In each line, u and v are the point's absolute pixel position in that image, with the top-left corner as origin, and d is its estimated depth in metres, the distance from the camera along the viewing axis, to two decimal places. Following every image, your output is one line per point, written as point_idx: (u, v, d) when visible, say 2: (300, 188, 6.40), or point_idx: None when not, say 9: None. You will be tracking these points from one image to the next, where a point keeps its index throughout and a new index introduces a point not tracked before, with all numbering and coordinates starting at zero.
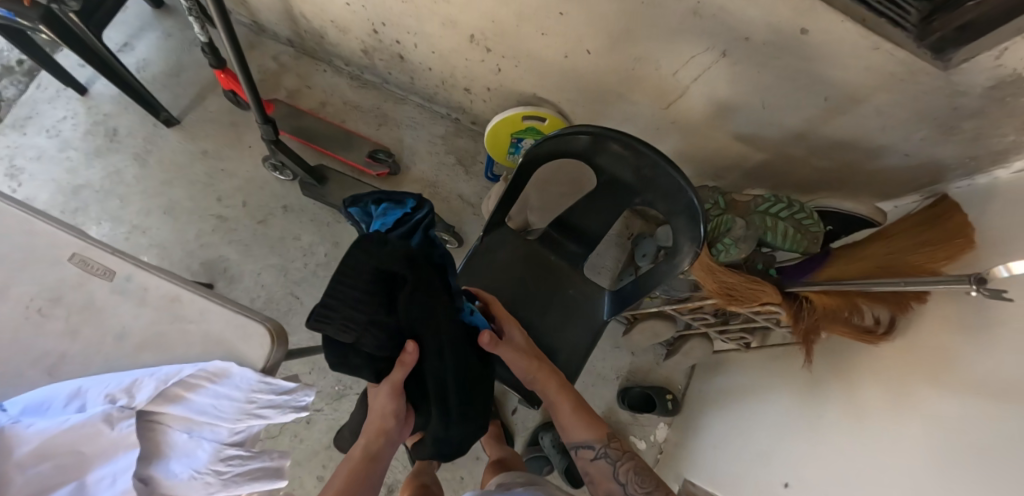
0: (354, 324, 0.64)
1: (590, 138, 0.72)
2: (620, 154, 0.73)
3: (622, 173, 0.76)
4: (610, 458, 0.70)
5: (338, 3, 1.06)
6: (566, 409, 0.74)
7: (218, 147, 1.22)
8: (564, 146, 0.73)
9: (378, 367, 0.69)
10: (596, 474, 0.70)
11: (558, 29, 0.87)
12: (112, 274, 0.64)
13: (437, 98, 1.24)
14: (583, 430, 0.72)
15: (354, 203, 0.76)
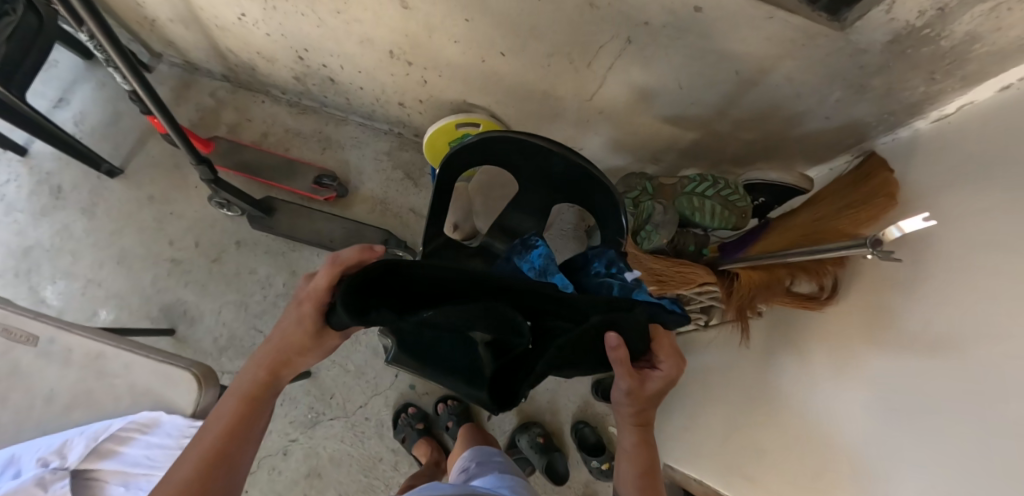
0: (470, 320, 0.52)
1: (484, 150, 0.69)
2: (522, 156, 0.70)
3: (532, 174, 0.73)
4: None
5: (258, 35, 1.06)
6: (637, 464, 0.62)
7: (165, 191, 1.23)
8: (459, 162, 0.70)
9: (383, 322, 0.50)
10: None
11: (468, 35, 0.87)
12: (36, 339, 0.64)
13: (375, 115, 1.24)
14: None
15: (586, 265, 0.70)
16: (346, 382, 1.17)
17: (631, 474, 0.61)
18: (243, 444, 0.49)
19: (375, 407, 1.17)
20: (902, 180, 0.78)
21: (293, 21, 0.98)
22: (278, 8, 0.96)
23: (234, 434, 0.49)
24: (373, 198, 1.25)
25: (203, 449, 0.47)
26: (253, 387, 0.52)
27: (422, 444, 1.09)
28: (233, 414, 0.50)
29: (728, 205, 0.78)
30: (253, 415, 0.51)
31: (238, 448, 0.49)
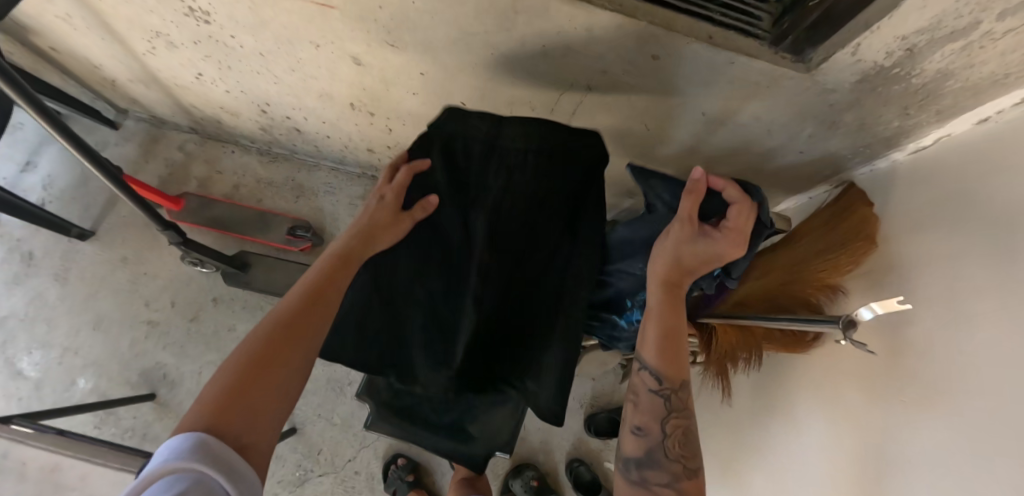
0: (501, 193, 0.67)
1: None
2: None
3: None
4: (668, 403, 0.58)
5: (217, 91, 1.04)
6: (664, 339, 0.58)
7: (137, 251, 1.20)
8: None
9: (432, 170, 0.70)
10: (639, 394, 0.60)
11: (425, 87, 0.85)
12: None
13: (346, 160, 1.21)
14: (657, 355, 0.58)
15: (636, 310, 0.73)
16: (333, 436, 1.15)
17: (653, 334, 0.59)
18: (315, 313, 0.60)
19: (363, 460, 1.15)
20: (880, 214, 0.75)
21: (250, 78, 0.95)
22: (234, 68, 0.93)
23: (313, 296, 0.61)
24: None
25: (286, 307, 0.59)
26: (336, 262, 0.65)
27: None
28: (318, 278, 0.62)
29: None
30: (330, 287, 0.63)
31: (313, 314, 0.60)
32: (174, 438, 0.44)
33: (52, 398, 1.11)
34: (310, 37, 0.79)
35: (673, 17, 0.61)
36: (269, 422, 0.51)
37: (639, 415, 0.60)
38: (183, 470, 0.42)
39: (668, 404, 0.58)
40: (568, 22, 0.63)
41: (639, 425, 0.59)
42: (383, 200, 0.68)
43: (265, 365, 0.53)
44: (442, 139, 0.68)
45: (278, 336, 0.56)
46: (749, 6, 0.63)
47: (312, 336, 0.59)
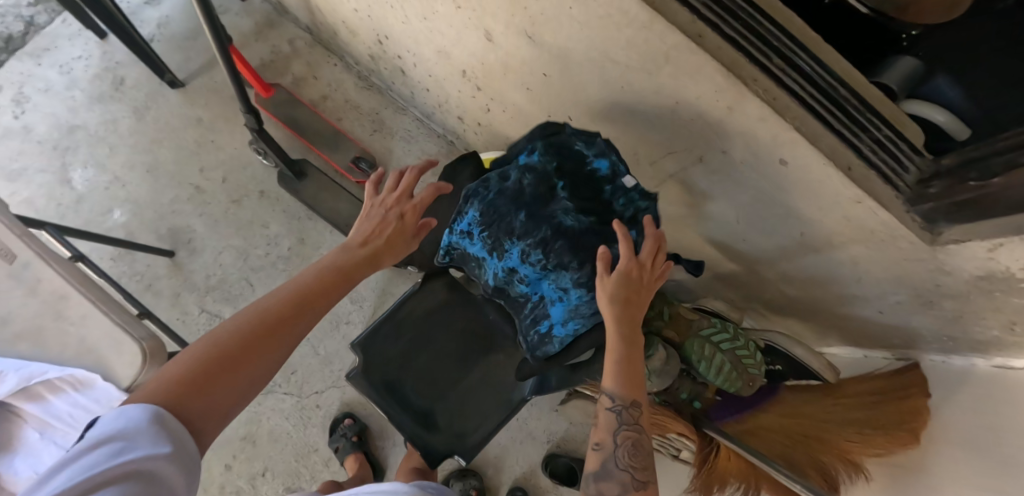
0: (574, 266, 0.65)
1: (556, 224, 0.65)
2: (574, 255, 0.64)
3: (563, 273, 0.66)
4: (621, 418, 0.56)
5: (347, 8, 1.04)
6: (623, 370, 0.57)
7: (213, 119, 1.23)
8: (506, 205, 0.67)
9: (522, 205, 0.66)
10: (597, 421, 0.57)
11: (542, 89, 0.83)
12: (12, 258, 0.64)
13: (434, 117, 1.19)
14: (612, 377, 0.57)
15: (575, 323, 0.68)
16: (311, 364, 1.16)
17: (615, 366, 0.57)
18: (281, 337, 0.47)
19: (328, 398, 1.16)
20: (934, 409, 0.70)
21: (382, 9, 0.95)
22: None
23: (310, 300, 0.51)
24: None
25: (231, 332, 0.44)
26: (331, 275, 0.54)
27: (351, 459, 1.06)
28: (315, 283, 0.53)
29: (737, 358, 0.73)
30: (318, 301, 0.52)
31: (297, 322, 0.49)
32: (133, 407, 0.37)
33: (86, 217, 1.16)
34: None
35: (820, 134, 0.57)
36: (184, 468, 0.36)
37: (596, 433, 0.58)
38: (138, 435, 0.35)
39: (619, 419, 0.56)
40: (714, 93, 0.60)
41: (598, 441, 0.58)
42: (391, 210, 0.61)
43: (182, 396, 0.39)
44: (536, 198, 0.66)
45: (213, 361, 0.42)
46: (901, 154, 0.58)
47: (270, 358, 0.45)
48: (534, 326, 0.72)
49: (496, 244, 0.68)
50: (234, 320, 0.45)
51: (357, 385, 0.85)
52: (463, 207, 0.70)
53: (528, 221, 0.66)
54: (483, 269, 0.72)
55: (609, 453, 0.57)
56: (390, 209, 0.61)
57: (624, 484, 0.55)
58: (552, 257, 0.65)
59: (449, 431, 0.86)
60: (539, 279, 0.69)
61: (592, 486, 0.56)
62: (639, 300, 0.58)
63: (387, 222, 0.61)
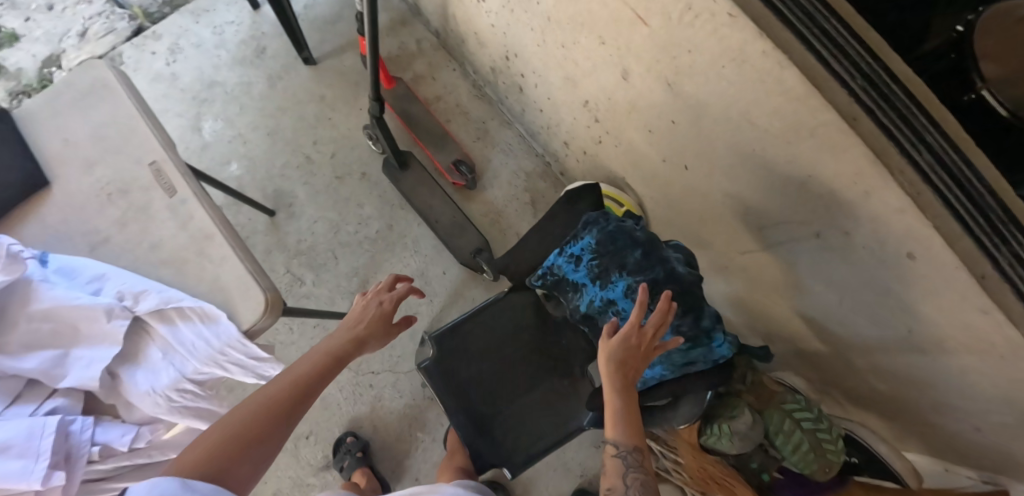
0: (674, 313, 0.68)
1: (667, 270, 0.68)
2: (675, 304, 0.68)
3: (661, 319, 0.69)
4: (626, 462, 0.59)
5: (485, 22, 1.10)
6: (624, 421, 0.59)
7: (334, 99, 1.32)
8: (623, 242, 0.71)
9: (637, 247, 0.70)
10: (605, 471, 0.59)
11: (665, 134, 0.86)
12: (174, 193, 0.70)
13: (538, 136, 1.24)
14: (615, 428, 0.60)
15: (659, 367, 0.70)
16: None
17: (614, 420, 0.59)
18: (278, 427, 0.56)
19: (381, 380, 1.20)
20: None
21: (520, 29, 1.01)
22: (515, 14, 0.98)
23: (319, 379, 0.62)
24: (491, 204, 1.26)
25: (239, 423, 0.53)
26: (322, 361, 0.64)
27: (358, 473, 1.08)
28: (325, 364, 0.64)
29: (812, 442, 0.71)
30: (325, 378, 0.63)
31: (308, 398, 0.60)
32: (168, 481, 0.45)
33: (207, 164, 1.27)
34: (604, 33, 0.82)
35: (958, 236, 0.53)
36: None
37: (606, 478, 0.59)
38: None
39: (625, 465, 0.58)
40: (854, 174, 0.60)
41: (607, 486, 0.59)
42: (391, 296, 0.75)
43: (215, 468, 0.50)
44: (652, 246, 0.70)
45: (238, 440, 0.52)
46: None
47: (274, 443, 0.55)
48: None
49: (602, 273, 0.73)
50: (245, 406, 0.55)
51: (427, 376, 0.90)
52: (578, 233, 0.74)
53: (642, 259, 0.69)
54: (580, 295, 0.76)
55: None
56: (371, 299, 0.74)
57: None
58: (656, 299, 0.69)
59: (499, 443, 0.88)
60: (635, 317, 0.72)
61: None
62: (634, 363, 0.61)
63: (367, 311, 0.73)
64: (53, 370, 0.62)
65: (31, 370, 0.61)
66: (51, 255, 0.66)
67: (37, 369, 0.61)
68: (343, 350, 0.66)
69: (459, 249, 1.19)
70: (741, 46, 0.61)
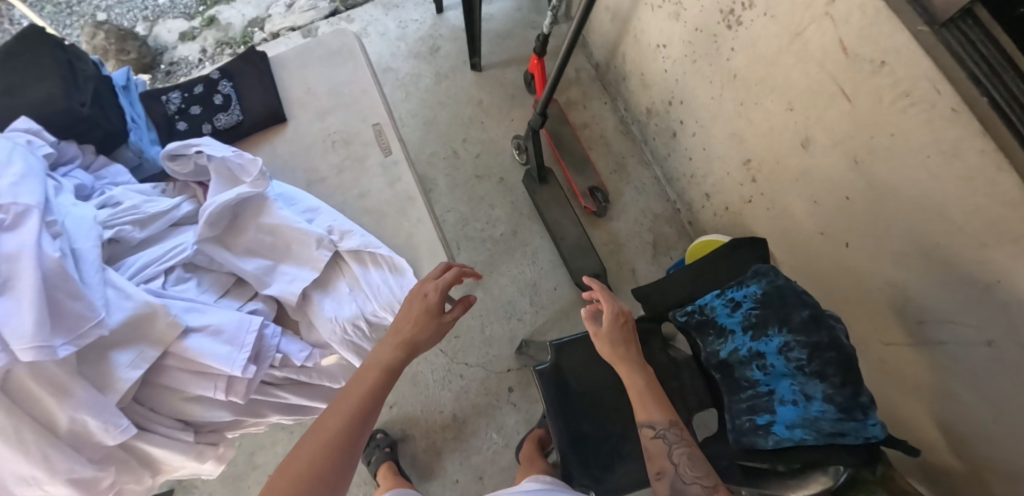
0: (831, 381, 0.70)
1: (831, 338, 0.71)
2: (835, 373, 0.70)
3: (814, 383, 0.71)
4: (667, 439, 0.72)
5: (658, 67, 1.16)
6: (652, 399, 0.75)
7: (490, 106, 1.43)
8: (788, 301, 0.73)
9: (804, 309, 0.72)
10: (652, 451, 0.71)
11: (834, 208, 0.86)
12: (389, 153, 0.80)
13: (676, 182, 1.28)
14: (650, 409, 0.74)
15: (798, 431, 0.70)
16: (473, 339, 1.29)
17: (643, 397, 0.75)
18: (345, 452, 0.58)
19: (471, 373, 1.28)
20: None
21: (696, 80, 1.06)
22: (696, 66, 1.04)
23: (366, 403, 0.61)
24: (614, 236, 1.31)
25: (301, 464, 0.56)
26: (373, 377, 0.63)
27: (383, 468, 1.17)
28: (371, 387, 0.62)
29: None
30: (373, 401, 0.62)
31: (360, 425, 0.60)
32: None
33: None
34: (796, 101, 0.85)
35: None
36: None
37: (655, 463, 0.71)
38: None
39: (668, 441, 0.71)
40: None
41: (658, 470, 0.71)
42: (429, 296, 0.66)
43: None
44: (818, 311, 0.73)
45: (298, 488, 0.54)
46: None
47: (342, 472, 0.57)
48: (748, 413, 0.76)
49: (759, 324, 0.75)
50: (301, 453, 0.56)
51: (540, 380, 0.93)
52: (744, 280, 0.76)
53: (809, 321, 0.72)
54: (725, 340, 0.79)
55: (674, 475, 0.69)
56: (412, 297, 0.67)
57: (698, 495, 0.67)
58: (814, 362, 0.71)
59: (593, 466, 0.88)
60: (782, 375, 0.73)
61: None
62: (619, 345, 0.80)
63: (411, 310, 0.66)
64: (264, 278, 0.71)
65: (249, 272, 0.70)
66: (279, 183, 0.76)
67: (254, 274, 0.70)
68: (394, 359, 0.64)
69: (577, 269, 1.24)
70: (960, 139, 0.62)
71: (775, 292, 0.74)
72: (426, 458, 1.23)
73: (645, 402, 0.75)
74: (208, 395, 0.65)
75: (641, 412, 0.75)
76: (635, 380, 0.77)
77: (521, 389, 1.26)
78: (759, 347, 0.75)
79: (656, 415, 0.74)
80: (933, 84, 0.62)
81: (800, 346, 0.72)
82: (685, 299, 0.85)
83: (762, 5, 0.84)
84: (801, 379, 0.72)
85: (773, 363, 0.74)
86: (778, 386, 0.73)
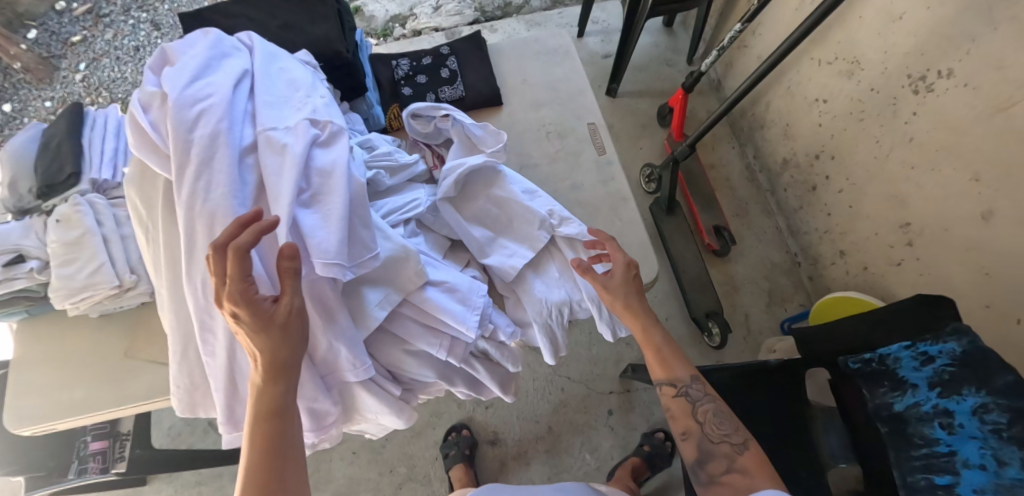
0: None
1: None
2: None
3: (1010, 450, 0.68)
4: (689, 399, 0.62)
5: (811, 121, 1.20)
6: (672, 357, 0.65)
7: (621, 131, 1.50)
8: (986, 363, 0.74)
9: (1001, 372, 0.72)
10: (674, 410, 0.62)
11: (1007, 284, 0.85)
12: (603, 153, 0.83)
13: (802, 236, 1.30)
14: (670, 365, 0.65)
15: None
16: (579, 354, 1.30)
17: (660, 355, 0.65)
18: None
19: (572, 387, 1.28)
20: None
21: (857, 137, 1.08)
22: (861, 124, 1.07)
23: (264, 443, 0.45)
24: (731, 278, 1.33)
25: None
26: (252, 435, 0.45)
27: (458, 468, 1.15)
28: (256, 430, 0.45)
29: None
30: (267, 437, 0.45)
31: (276, 464, 0.44)
32: None
33: None
34: (984, 173, 0.85)
35: None
36: None
37: (677, 426, 0.63)
38: None
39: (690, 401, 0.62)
40: None
41: (682, 432, 0.63)
42: (231, 313, 0.45)
43: None
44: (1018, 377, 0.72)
45: None
46: None
47: None
48: (925, 471, 0.74)
49: (951, 382, 0.76)
50: None
51: None
52: (941, 337, 0.79)
53: (1010, 386, 0.71)
54: (904, 393, 0.79)
55: (700, 435, 0.61)
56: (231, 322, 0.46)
57: (727, 454, 0.59)
58: (1015, 429, 0.69)
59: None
60: (971, 436, 0.72)
61: (704, 473, 0.60)
62: (620, 295, 0.65)
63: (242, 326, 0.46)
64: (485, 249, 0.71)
65: (475, 240, 0.71)
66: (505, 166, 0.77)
67: (479, 243, 0.71)
68: (265, 382, 0.46)
69: (695, 302, 1.26)
70: None
71: (969, 350, 0.76)
72: (516, 466, 1.22)
73: (666, 359, 0.65)
74: (430, 352, 0.64)
75: (655, 366, 0.65)
76: (642, 331, 0.65)
77: (621, 412, 1.25)
78: (945, 404, 0.75)
79: (681, 373, 0.64)
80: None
81: (997, 409, 0.71)
82: (859, 347, 0.86)
83: (962, 75, 0.86)
84: (995, 443, 0.70)
85: (962, 423, 0.73)
86: (964, 446, 0.72)
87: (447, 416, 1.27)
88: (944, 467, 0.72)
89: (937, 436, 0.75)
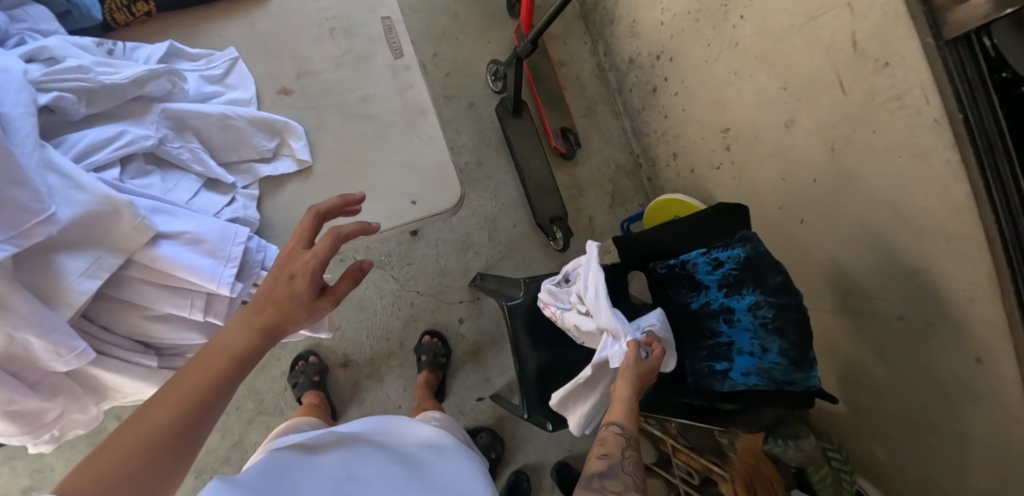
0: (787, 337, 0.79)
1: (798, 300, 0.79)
2: (794, 332, 0.78)
3: (771, 342, 0.79)
4: (626, 446, 0.66)
5: (654, 17, 1.13)
6: (633, 414, 0.68)
7: (466, 21, 1.33)
8: (763, 262, 0.81)
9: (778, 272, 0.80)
10: (608, 445, 0.66)
11: (796, 185, 0.95)
12: (400, 56, 0.70)
13: (644, 137, 1.33)
14: (626, 415, 0.67)
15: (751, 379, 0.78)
16: (429, 269, 1.27)
17: (625, 408, 0.68)
18: (170, 454, 0.42)
19: (422, 301, 1.26)
20: None
21: (691, 38, 1.06)
22: (695, 25, 1.03)
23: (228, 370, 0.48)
24: (577, 181, 1.34)
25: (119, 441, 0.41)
26: (222, 365, 0.47)
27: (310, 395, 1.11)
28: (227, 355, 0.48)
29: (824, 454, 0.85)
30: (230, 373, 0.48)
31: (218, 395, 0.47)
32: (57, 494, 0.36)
33: None
34: (790, 81, 0.88)
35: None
36: None
37: (600, 453, 0.66)
38: None
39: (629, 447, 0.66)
40: (970, 285, 0.67)
41: (603, 453, 0.66)
42: (303, 272, 0.52)
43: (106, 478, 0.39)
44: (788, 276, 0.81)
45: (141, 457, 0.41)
46: None
47: (199, 423, 0.45)
48: (709, 359, 0.83)
49: (735, 282, 0.83)
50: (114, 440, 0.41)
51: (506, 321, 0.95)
52: (731, 243, 0.84)
53: (780, 284, 0.79)
54: (698, 293, 0.86)
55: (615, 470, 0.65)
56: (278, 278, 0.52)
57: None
58: (777, 320, 0.79)
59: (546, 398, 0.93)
60: (745, 328, 0.81)
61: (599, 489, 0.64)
62: (635, 370, 0.69)
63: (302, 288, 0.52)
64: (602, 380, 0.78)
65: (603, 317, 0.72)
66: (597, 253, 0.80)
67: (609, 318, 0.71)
68: (250, 344, 0.50)
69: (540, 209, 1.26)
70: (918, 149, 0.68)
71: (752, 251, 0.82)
72: (370, 382, 1.22)
73: (630, 411, 0.68)
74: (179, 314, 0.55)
75: (616, 407, 0.68)
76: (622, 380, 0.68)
77: (470, 319, 1.27)
78: (729, 300, 0.83)
79: (629, 425, 0.67)
80: (923, 93, 0.65)
81: (765, 305, 0.80)
82: (666, 254, 0.92)
83: None
84: (762, 335, 0.80)
85: (739, 317, 0.82)
86: (739, 336, 0.81)
87: (292, 344, 1.21)
88: (722, 355, 0.82)
89: (715, 327, 0.84)
